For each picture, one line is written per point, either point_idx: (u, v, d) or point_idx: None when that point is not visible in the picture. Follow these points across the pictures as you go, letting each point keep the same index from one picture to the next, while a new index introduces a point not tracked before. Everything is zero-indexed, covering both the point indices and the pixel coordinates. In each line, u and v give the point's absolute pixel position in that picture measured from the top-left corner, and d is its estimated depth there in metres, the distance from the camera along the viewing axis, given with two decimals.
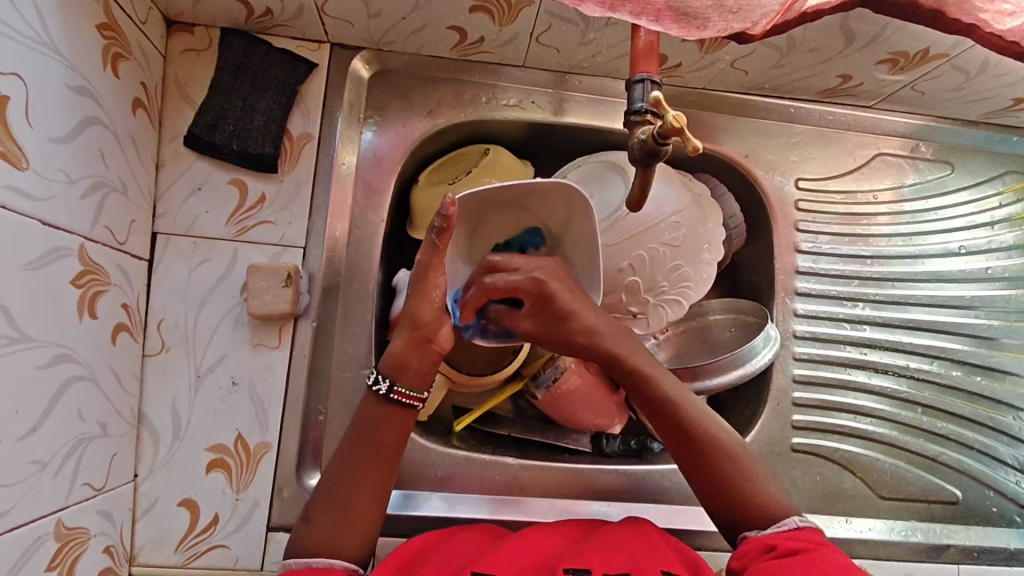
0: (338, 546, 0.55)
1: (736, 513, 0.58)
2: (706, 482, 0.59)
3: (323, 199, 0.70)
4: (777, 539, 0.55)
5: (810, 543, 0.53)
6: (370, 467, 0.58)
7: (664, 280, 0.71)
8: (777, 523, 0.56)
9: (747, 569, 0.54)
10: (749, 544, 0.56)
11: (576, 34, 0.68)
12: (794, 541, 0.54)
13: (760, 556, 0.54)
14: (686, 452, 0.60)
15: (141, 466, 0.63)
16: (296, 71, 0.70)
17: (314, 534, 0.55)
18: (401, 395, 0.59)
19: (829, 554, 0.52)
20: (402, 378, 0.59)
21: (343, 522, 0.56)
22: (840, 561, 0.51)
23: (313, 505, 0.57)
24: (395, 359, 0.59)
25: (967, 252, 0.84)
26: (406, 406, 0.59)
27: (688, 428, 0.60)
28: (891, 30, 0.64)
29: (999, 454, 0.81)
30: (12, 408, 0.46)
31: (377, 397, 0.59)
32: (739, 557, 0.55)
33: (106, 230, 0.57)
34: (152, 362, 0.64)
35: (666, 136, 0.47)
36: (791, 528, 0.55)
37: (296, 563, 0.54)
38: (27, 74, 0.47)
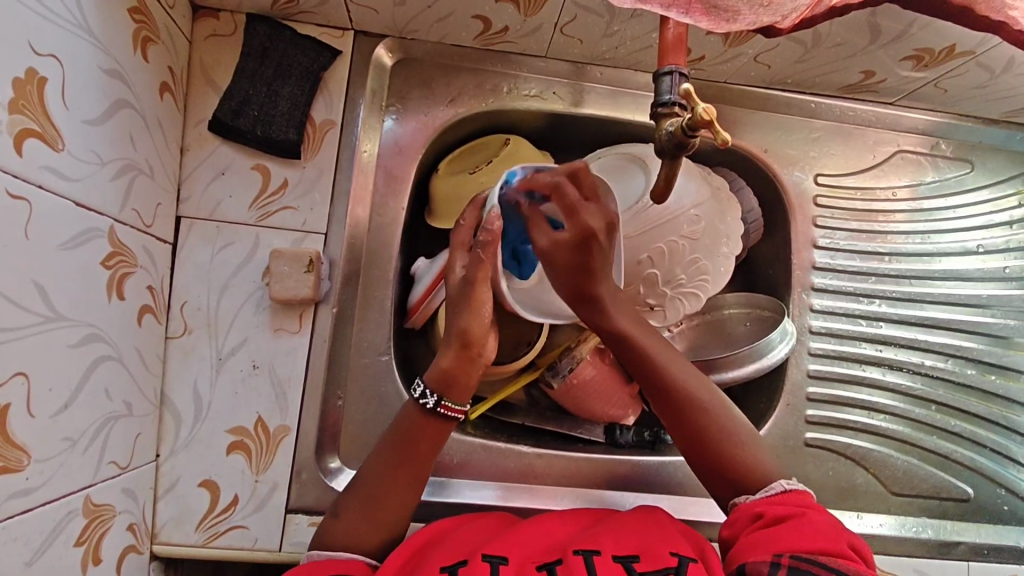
0: (361, 541, 0.56)
1: (729, 481, 0.59)
2: (696, 451, 0.60)
3: (345, 185, 0.70)
4: (764, 504, 0.55)
5: (797, 507, 0.54)
6: (399, 468, 0.58)
7: (682, 272, 0.72)
8: (764, 489, 0.57)
9: (738, 538, 0.54)
10: (738, 511, 0.56)
11: (600, 25, 0.68)
12: (780, 506, 0.54)
13: (750, 524, 0.54)
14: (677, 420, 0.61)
15: (163, 446, 0.64)
16: (320, 58, 0.70)
17: (340, 527, 0.56)
18: (447, 409, 0.58)
19: (815, 518, 0.52)
20: (450, 395, 0.59)
21: (370, 519, 0.57)
22: (828, 526, 0.52)
23: (342, 499, 0.58)
24: (442, 373, 0.59)
25: (984, 251, 0.84)
26: (449, 419, 0.59)
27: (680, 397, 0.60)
28: (917, 26, 0.64)
29: (1010, 452, 0.82)
30: (46, 386, 0.47)
31: (421, 408, 0.59)
32: (730, 525, 0.56)
33: (134, 213, 0.58)
34: (175, 344, 0.65)
35: (696, 129, 0.47)
36: (778, 493, 0.56)
37: (318, 554, 0.55)
38: (64, 56, 0.48)
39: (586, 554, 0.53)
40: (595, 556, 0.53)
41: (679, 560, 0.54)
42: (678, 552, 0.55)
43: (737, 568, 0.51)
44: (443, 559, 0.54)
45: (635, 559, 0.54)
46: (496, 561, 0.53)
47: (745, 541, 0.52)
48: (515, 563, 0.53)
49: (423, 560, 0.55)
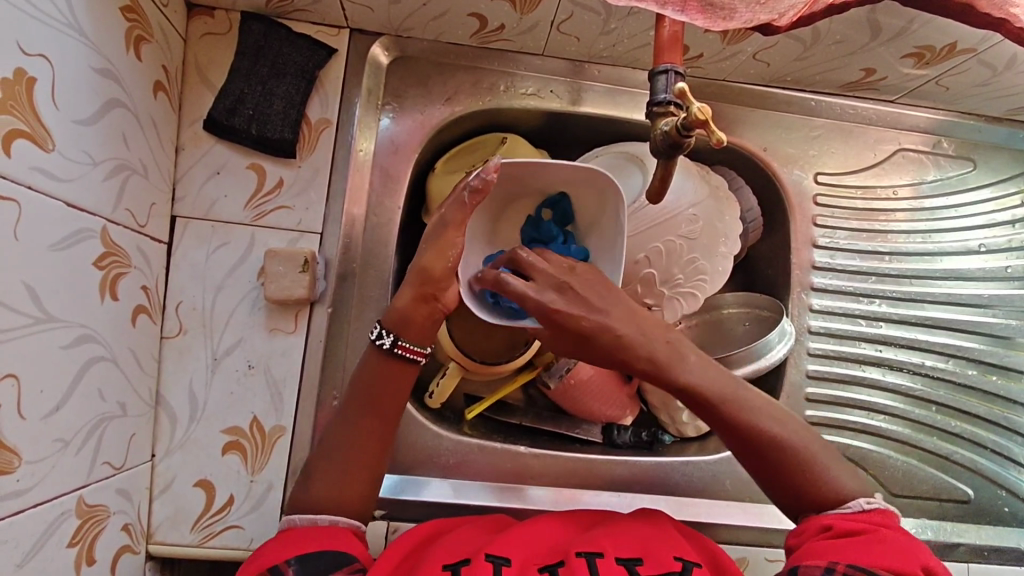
0: (339, 505, 0.56)
1: (804, 499, 0.57)
2: (770, 475, 0.58)
3: (341, 184, 0.70)
4: (835, 518, 0.54)
5: (872, 524, 0.53)
6: (365, 424, 0.58)
7: (679, 272, 0.71)
8: (841, 506, 0.55)
9: (802, 546, 0.54)
10: (807, 522, 0.55)
11: (597, 23, 0.67)
12: (853, 520, 0.53)
13: (817, 534, 0.54)
14: (748, 448, 0.58)
15: (158, 447, 0.64)
16: (315, 56, 0.70)
17: (317, 489, 0.56)
18: (405, 349, 0.59)
19: (890, 538, 0.51)
20: (405, 334, 0.59)
21: (343, 479, 0.57)
22: (903, 547, 0.50)
23: (313, 463, 0.58)
24: (398, 314, 0.60)
25: (986, 251, 0.84)
26: (408, 360, 0.60)
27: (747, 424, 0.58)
28: (918, 23, 0.63)
29: (1012, 454, 0.81)
30: (37, 388, 0.47)
31: (380, 351, 0.59)
32: (796, 534, 0.56)
33: (128, 213, 0.58)
34: (170, 344, 0.65)
35: (690, 128, 0.47)
36: (856, 510, 0.54)
37: (300, 519, 0.55)
38: (54, 55, 0.48)
39: (588, 556, 0.53)
40: (598, 558, 0.53)
41: (683, 564, 0.54)
42: (681, 557, 0.55)
43: (792, 569, 0.52)
44: (445, 557, 0.53)
45: (638, 561, 0.54)
46: (499, 561, 0.52)
47: (807, 547, 0.53)
48: (517, 564, 0.53)
49: (423, 559, 0.54)
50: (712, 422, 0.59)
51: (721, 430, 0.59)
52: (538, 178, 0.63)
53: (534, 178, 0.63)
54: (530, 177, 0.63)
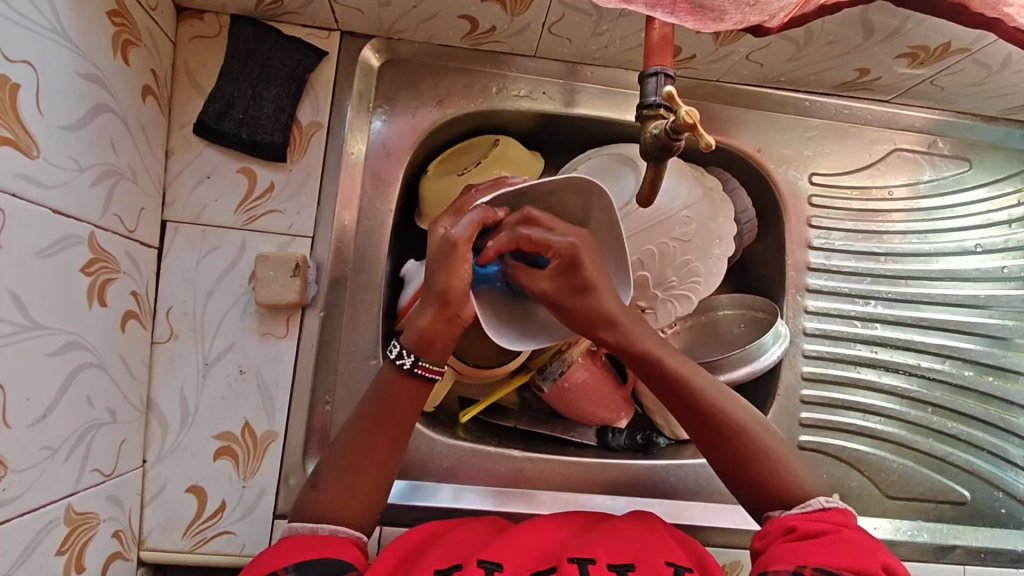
0: (345, 515, 0.56)
1: (761, 495, 0.57)
2: (730, 467, 0.58)
3: (332, 188, 0.70)
4: (798, 519, 0.54)
5: (834, 525, 0.53)
6: (375, 438, 0.57)
7: (673, 275, 0.71)
8: (802, 504, 0.55)
9: (767, 549, 0.54)
10: (771, 524, 0.55)
11: (589, 24, 0.67)
12: (818, 522, 0.53)
13: (781, 537, 0.53)
14: (708, 437, 0.58)
15: (149, 453, 0.64)
16: (306, 59, 0.69)
17: (322, 500, 0.56)
18: (425, 370, 0.57)
19: (853, 539, 0.51)
20: (427, 354, 0.57)
21: (351, 488, 0.56)
22: (863, 545, 0.51)
23: (320, 472, 0.57)
24: (420, 336, 0.57)
25: (983, 251, 0.83)
26: (427, 379, 0.58)
27: (711, 413, 0.58)
28: (912, 23, 0.63)
29: (1009, 455, 0.81)
30: (23, 396, 0.46)
31: (398, 369, 0.58)
32: (761, 536, 0.55)
33: (116, 218, 0.58)
34: (161, 349, 0.65)
35: (679, 131, 0.46)
36: (816, 509, 0.54)
37: (302, 526, 0.55)
38: (38, 62, 0.47)
39: (581, 562, 0.53)
40: (590, 564, 0.53)
41: (675, 569, 0.54)
42: (673, 562, 0.54)
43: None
44: (438, 562, 0.53)
45: (630, 567, 0.53)
46: (491, 566, 0.52)
47: (772, 552, 0.52)
48: (510, 569, 0.53)
49: (416, 564, 0.54)
50: (676, 407, 0.59)
51: (683, 416, 0.59)
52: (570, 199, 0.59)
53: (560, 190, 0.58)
54: (563, 196, 0.59)
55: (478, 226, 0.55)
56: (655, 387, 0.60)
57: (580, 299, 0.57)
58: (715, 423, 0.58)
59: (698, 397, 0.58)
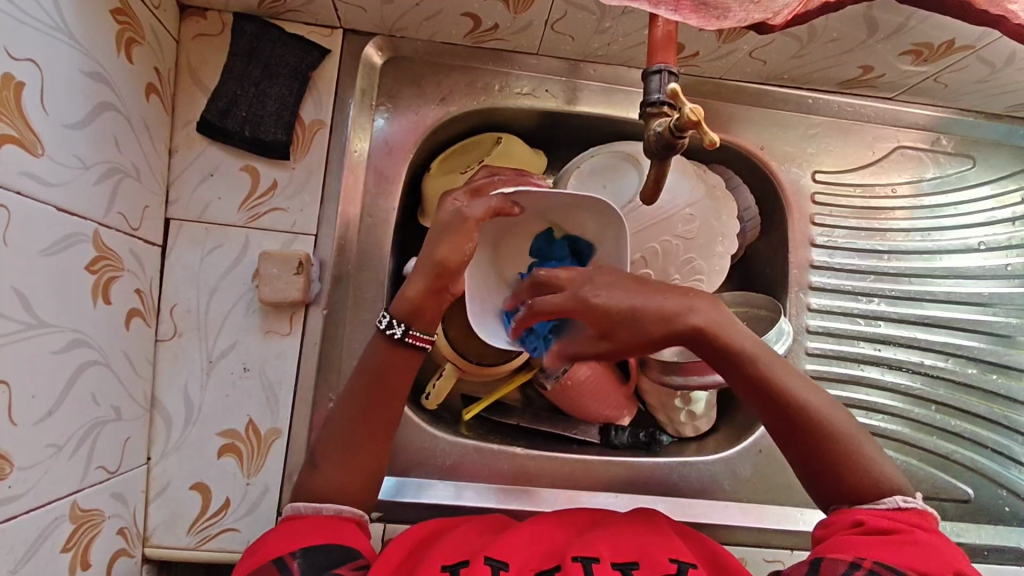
0: (345, 495, 0.56)
1: (835, 490, 0.56)
2: (806, 461, 0.56)
3: (335, 186, 0.70)
4: (867, 515, 0.53)
5: (906, 525, 0.51)
6: (373, 412, 0.58)
7: (676, 273, 0.71)
8: (877, 502, 0.54)
9: (830, 538, 0.53)
10: (838, 515, 0.54)
11: (591, 22, 0.67)
12: (887, 519, 0.52)
13: (847, 528, 0.52)
14: (790, 433, 0.56)
15: (154, 450, 0.64)
16: (309, 57, 0.69)
17: (324, 477, 0.56)
18: (416, 338, 0.58)
19: (925, 542, 0.50)
20: (417, 323, 0.58)
21: (349, 470, 0.57)
22: (934, 549, 0.50)
23: (319, 450, 0.57)
24: (409, 304, 0.58)
25: (986, 249, 0.83)
26: (419, 348, 0.59)
27: (798, 411, 0.55)
28: (916, 20, 0.62)
29: (1013, 453, 0.80)
30: (29, 393, 0.47)
31: (389, 340, 0.58)
32: (824, 525, 0.54)
33: (120, 216, 0.58)
34: (165, 347, 0.65)
35: (683, 130, 0.46)
36: (891, 508, 0.53)
37: (304, 507, 0.55)
38: (43, 60, 0.47)
39: (585, 560, 0.53)
40: (594, 563, 0.52)
41: (680, 566, 0.53)
42: (677, 559, 0.54)
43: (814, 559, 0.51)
44: (442, 558, 0.53)
45: (634, 565, 0.53)
46: (498, 565, 0.51)
47: (837, 540, 0.51)
48: (515, 568, 0.52)
49: (422, 560, 0.53)
50: (755, 402, 0.56)
51: (766, 411, 0.56)
52: (568, 213, 0.64)
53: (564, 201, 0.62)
54: (570, 211, 0.63)
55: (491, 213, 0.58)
56: (737, 383, 0.56)
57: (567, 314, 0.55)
58: (796, 420, 0.55)
59: (790, 393, 0.55)
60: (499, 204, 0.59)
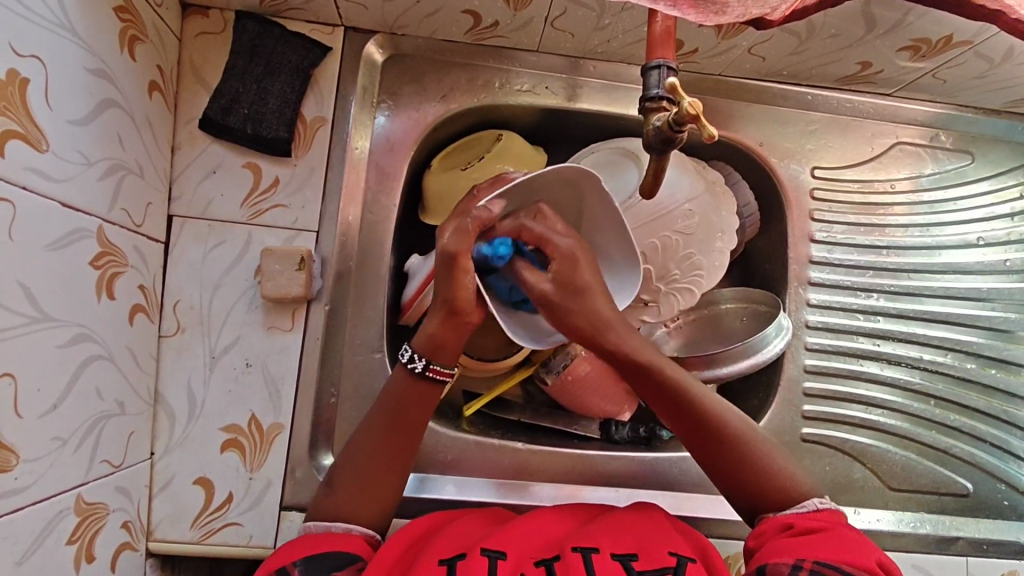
0: (358, 517, 0.57)
1: (757, 498, 0.57)
2: (725, 473, 0.58)
3: (337, 183, 0.70)
4: (794, 518, 0.54)
5: (827, 522, 0.53)
6: (388, 436, 0.59)
7: (675, 268, 0.72)
8: (796, 505, 0.56)
9: (763, 547, 0.54)
10: (765, 523, 0.55)
11: (591, 19, 0.67)
12: (812, 519, 0.54)
13: (777, 534, 0.54)
14: (707, 445, 0.59)
15: (157, 445, 0.64)
16: (310, 54, 0.70)
17: (338, 498, 0.57)
18: (436, 373, 0.58)
19: (847, 536, 0.52)
20: (438, 358, 0.58)
21: (363, 497, 0.57)
22: (858, 544, 0.51)
23: (335, 472, 0.58)
24: (432, 339, 0.58)
25: (985, 244, 0.83)
26: (438, 382, 0.59)
27: (713, 428, 0.58)
28: (914, 15, 0.63)
29: (1012, 447, 0.81)
30: (34, 386, 0.47)
31: (411, 374, 0.59)
32: (755, 536, 0.55)
33: (123, 213, 0.58)
34: (168, 343, 0.65)
35: (682, 123, 0.47)
36: (811, 510, 0.55)
37: (314, 526, 0.56)
38: (48, 57, 0.48)
39: (584, 551, 0.53)
40: (593, 554, 0.53)
41: (678, 560, 0.54)
42: (676, 552, 0.55)
43: (758, 569, 0.51)
44: (441, 552, 0.53)
45: (634, 557, 0.54)
46: (495, 556, 0.52)
47: (770, 547, 0.52)
48: (514, 559, 0.53)
49: (421, 554, 0.54)
50: (674, 421, 0.60)
51: (683, 431, 0.60)
52: (561, 192, 0.60)
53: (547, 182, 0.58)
54: (563, 190, 0.59)
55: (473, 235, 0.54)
56: (656, 403, 0.60)
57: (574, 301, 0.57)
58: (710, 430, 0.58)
59: (704, 411, 0.58)
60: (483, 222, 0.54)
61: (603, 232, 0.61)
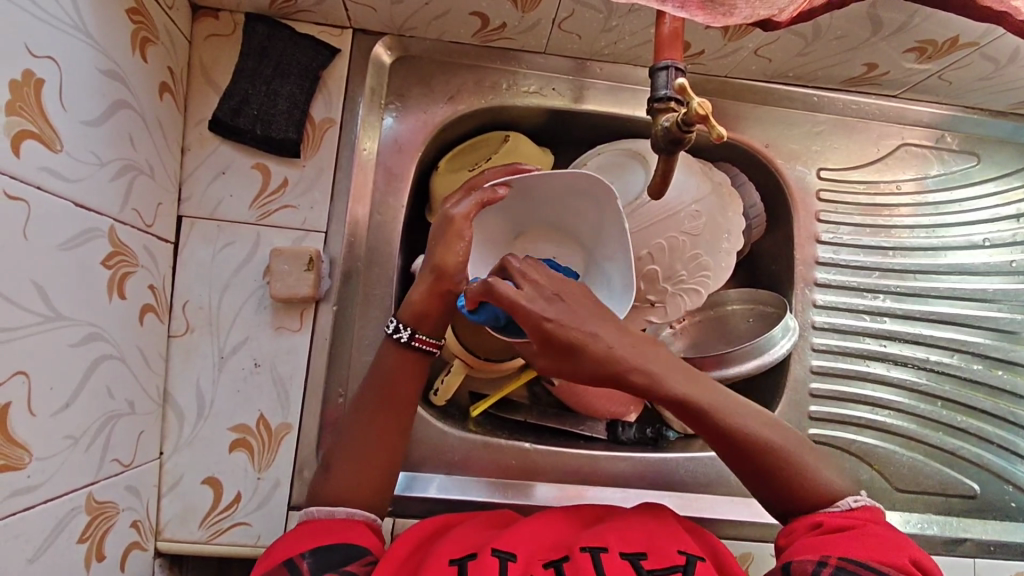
0: (357, 497, 0.57)
1: (791, 499, 0.57)
2: (760, 476, 0.57)
3: (345, 184, 0.70)
4: (827, 516, 0.54)
5: (860, 520, 0.53)
6: (380, 421, 0.59)
7: (682, 269, 0.72)
8: (829, 505, 0.55)
9: (792, 545, 0.54)
10: (797, 522, 0.55)
11: (598, 21, 0.67)
12: (843, 518, 0.54)
13: (807, 532, 0.54)
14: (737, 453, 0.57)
15: (166, 444, 0.65)
16: (319, 56, 0.70)
17: (335, 483, 0.57)
18: (422, 342, 0.59)
19: (880, 533, 0.52)
20: (423, 327, 0.59)
21: (363, 478, 0.57)
22: (889, 542, 0.51)
23: (332, 456, 0.58)
24: (415, 309, 0.59)
25: (991, 245, 0.83)
26: (426, 352, 0.60)
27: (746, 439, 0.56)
28: (920, 17, 0.63)
29: (1019, 448, 0.81)
30: (47, 385, 0.47)
31: (397, 344, 0.60)
32: (786, 534, 0.56)
33: (134, 213, 0.58)
34: (177, 343, 0.65)
35: (691, 124, 0.47)
36: (846, 509, 0.55)
37: (318, 511, 0.56)
38: (62, 59, 0.48)
39: (593, 551, 0.53)
40: (602, 553, 0.53)
41: (688, 559, 0.54)
42: (686, 550, 0.55)
43: (784, 565, 0.52)
44: (449, 553, 0.53)
45: (642, 556, 0.53)
46: (505, 556, 0.52)
47: (799, 544, 0.53)
48: (523, 560, 0.52)
49: (428, 555, 0.54)
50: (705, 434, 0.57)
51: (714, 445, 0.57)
52: (580, 210, 0.64)
53: (561, 194, 0.62)
54: (574, 203, 0.64)
55: (478, 205, 0.58)
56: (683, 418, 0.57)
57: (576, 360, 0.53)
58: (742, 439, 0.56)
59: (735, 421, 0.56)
60: (485, 195, 0.59)
61: (611, 247, 0.63)
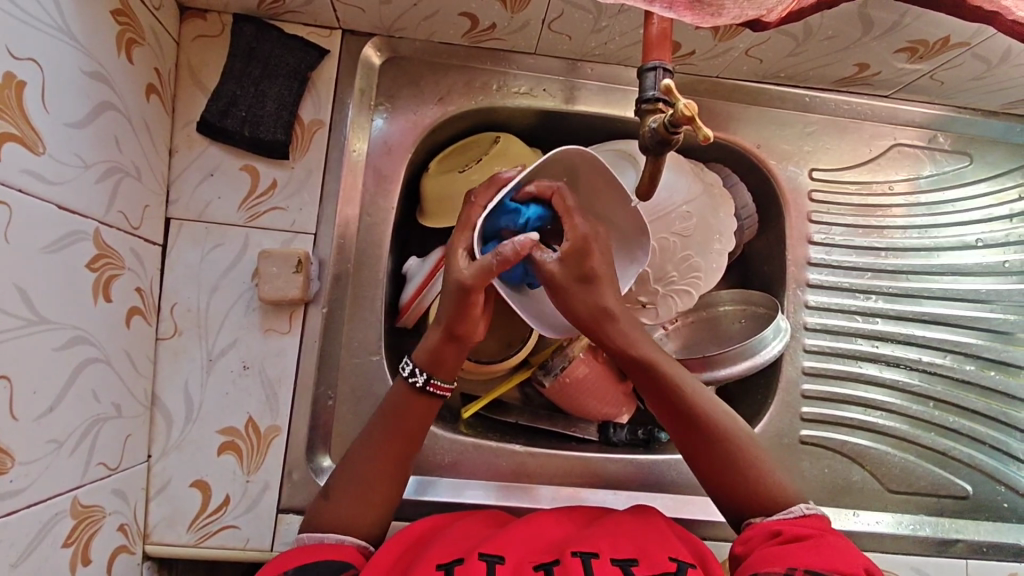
0: (355, 524, 0.56)
1: (744, 501, 0.57)
2: (716, 472, 0.58)
3: (334, 185, 0.70)
4: (782, 524, 0.54)
5: (815, 529, 0.53)
6: (383, 449, 0.59)
7: (673, 270, 0.72)
8: (782, 511, 0.55)
9: (751, 555, 0.53)
10: (753, 529, 0.55)
11: (588, 21, 0.67)
12: (799, 526, 0.53)
13: (765, 541, 0.53)
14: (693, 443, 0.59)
15: (154, 447, 0.64)
16: (307, 57, 0.70)
17: (334, 509, 0.56)
18: (435, 387, 0.59)
19: (834, 543, 0.51)
20: (438, 372, 0.59)
21: (360, 502, 0.57)
22: (846, 551, 0.51)
23: (332, 483, 0.58)
24: (430, 353, 0.59)
25: (984, 245, 0.83)
26: (436, 395, 0.60)
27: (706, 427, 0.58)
28: (911, 17, 0.63)
29: (1011, 449, 0.81)
30: (31, 388, 0.47)
31: (410, 386, 0.60)
32: (743, 542, 0.55)
33: (120, 215, 0.58)
34: (165, 346, 0.65)
35: (677, 125, 0.47)
36: (798, 516, 0.54)
37: (307, 538, 0.55)
38: (45, 60, 0.48)
39: (584, 556, 0.53)
40: (592, 558, 0.52)
41: (678, 564, 0.53)
42: (676, 558, 0.54)
43: None
44: (439, 557, 0.52)
45: (633, 562, 0.53)
46: (493, 560, 0.52)
47: (759, 555, 0.51)
48: (512, 562, 0.52)
49: (419, 557, 0.53)
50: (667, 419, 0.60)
51: (674, 429, 0.60)
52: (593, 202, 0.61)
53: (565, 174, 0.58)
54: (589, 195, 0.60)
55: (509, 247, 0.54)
56: (648, 398, 0.60)
57: (582, 289, 0.57)
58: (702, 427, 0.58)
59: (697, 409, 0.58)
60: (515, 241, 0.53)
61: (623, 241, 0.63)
